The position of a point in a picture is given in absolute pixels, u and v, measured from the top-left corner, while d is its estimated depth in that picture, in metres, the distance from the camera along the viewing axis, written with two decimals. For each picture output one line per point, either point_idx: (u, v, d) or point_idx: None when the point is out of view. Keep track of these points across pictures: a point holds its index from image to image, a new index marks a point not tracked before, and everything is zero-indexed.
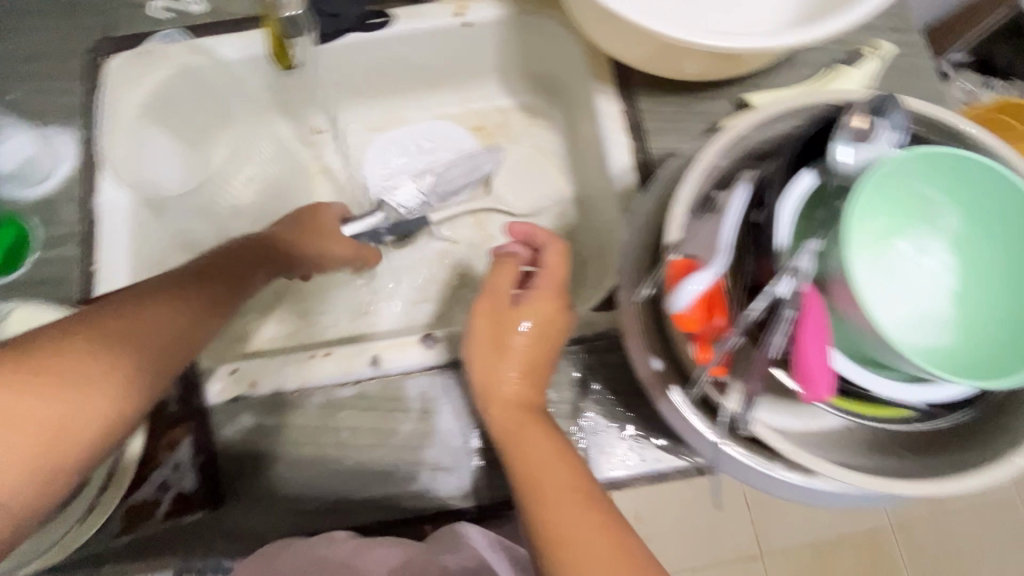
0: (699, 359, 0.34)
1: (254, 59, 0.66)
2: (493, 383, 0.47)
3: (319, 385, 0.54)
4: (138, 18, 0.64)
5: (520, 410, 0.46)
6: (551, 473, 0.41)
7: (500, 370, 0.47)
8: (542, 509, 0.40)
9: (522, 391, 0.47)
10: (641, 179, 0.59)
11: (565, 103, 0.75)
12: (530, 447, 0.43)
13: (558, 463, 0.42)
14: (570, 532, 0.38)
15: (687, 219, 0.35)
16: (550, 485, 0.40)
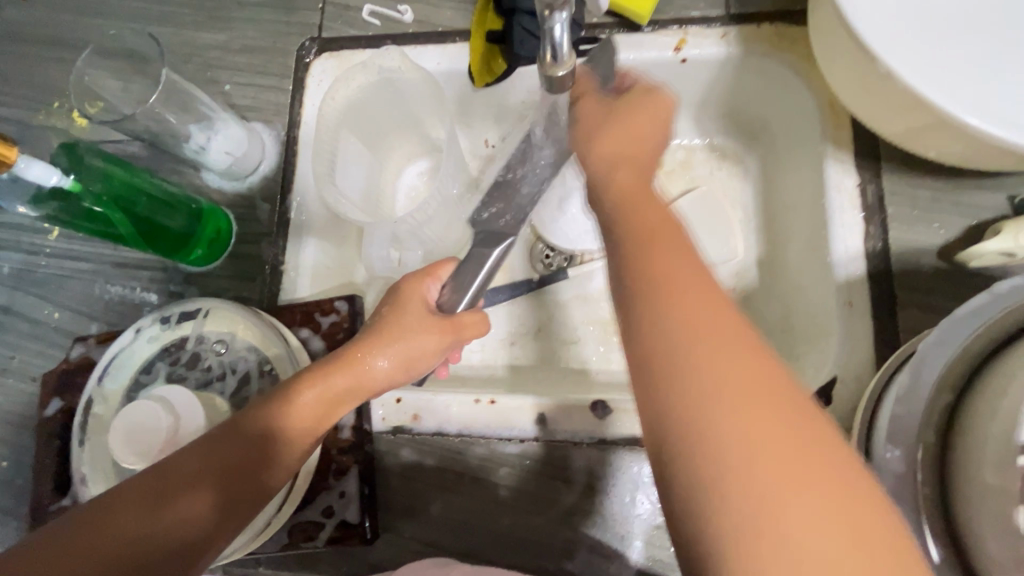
0: None
1: (453, 72, 0.63)
2: (650, 247, 0.35)
3: (482, 436, 0.52)
4: (350, 21, 0.64)
5: (691, 289, 0.33)
6: (744, 374, 0.29)
7: (660, 244, 0.36)
8: (713, 416, 0.29)
9: (673, 267, 0.34)
10: (873, 272, 0.50)
11: (769, 153, 0.66)
12: (706, 331, 0.31)
13: (745, 365, 0.30)
14: (766, 454, 0.27)
15: None
16: (735, 389, 0.29)
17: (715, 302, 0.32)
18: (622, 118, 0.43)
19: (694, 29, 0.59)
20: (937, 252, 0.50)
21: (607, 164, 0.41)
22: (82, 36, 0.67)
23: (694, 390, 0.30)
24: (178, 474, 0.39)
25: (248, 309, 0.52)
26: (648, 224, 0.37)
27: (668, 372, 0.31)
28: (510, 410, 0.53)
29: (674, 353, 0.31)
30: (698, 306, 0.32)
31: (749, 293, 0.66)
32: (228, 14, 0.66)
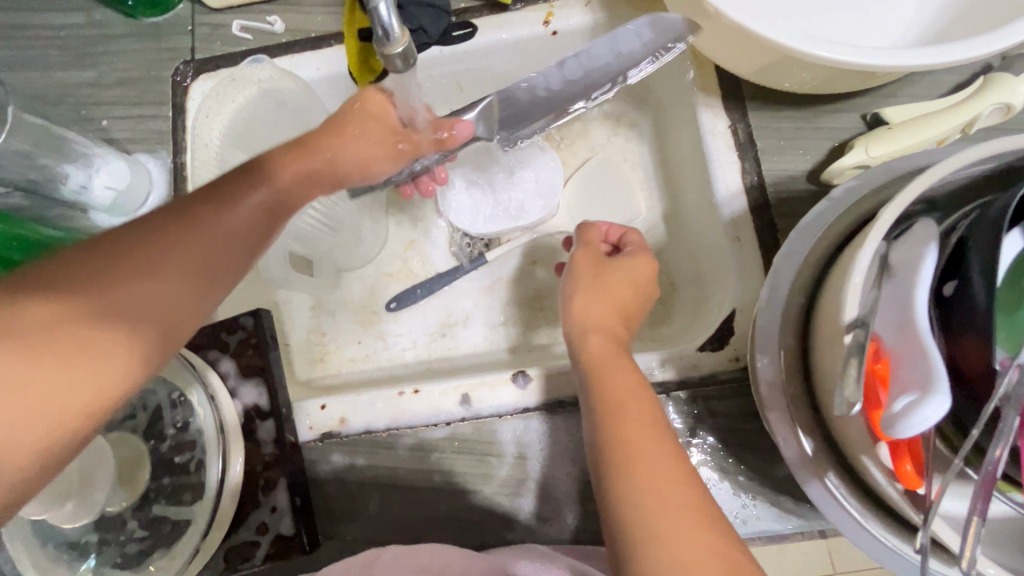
0: (900, 474, 0.29)
1: (334, 76, 0.64)
2: (603, 374, 0.40)
3: (410, 425, 0.53)
4: (222, 39, 0.63)
5: (641, 424, 0.36)
6: (671, 484, 0.33)
7: (611, 368, 0.40)
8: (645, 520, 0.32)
9: (626, 388, 0.38)
10: (753, 205, 0.53)
11: (656, 111, 0.69)
12: (642, 450, 0.34)
13: (673, 477, 0.33)
14: (682, 547, 0.30)
15: (865, 294, 0.30)
16: (659, 499, 0.32)
17: (651, 417, 0.36)
18: (608, 269, 0.48)
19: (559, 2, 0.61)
20: (806, 176, 0.53)
21: (580, 300, 0.46)
22: None
23: (628, 484, 0.33)
24: (61, 310, 0.32)
25: None
26: (603, 349, 0.42)
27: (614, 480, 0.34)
28: (433, 394, 0.53)
29: (614, 466, 0.34)
30: (639, 431, 0.35)
31: (660, 248, 0.69)
32: (94, 48, 0.64)
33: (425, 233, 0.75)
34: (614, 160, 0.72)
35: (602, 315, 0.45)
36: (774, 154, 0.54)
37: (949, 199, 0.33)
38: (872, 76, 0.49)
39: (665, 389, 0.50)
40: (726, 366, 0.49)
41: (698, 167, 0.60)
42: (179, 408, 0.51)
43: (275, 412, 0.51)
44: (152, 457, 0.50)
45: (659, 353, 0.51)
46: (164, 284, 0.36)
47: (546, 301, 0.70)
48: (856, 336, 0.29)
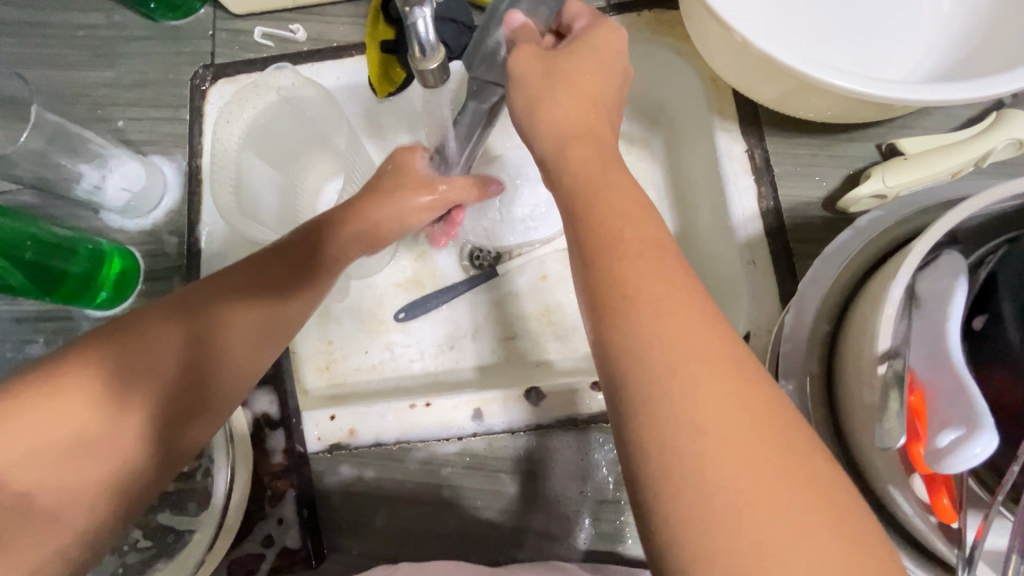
0: (936, 507, 0.29)
1: (354, 86, 0.64)
2: (621, 249, 0.32)
3: (422, 439, 0.52)
4: (242, 45, 0.63)
5: (661, 276, 0.31)
6: (735, 394, 0.28)
7: (634, 246, 0.32)
8: (710, 448, 0.27)
9: (653, 272, 0.31)
10: (770, 229, 0.53)
11: (670, 132, 0.70)
12: (689, 359, 0.28)
13: (733, 381, 0.28)
14: (724, 416, 0.27)
15: (898, 323, 0.30)
16: (721, 418, 0.27)
17: (676, 271, 0.31)
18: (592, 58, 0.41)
19: None
20: (822, 203, 0.53)
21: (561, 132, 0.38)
22: None
23: (651, 346, 0.29)
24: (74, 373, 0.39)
25: None
26: (613, 229, 0.33)
27: (658, 407, 0.28)
28: (444, 408, 0.52)
29: (664, 389, 0.28)
30: (678, 328, 0.29)
31: None
32: (113, 49, 0.64)
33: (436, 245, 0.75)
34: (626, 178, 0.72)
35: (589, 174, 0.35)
36: (790, 180, 0.55)
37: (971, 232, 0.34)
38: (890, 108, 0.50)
39: None
40: None
41: (709, 190, 0.61)
42: None
43: (285, 421, 0.51)
44: None
45: None
46: (158, 343, 0.43)
47: (556, 317, 0.71)
48: (890, 368, 0.30)
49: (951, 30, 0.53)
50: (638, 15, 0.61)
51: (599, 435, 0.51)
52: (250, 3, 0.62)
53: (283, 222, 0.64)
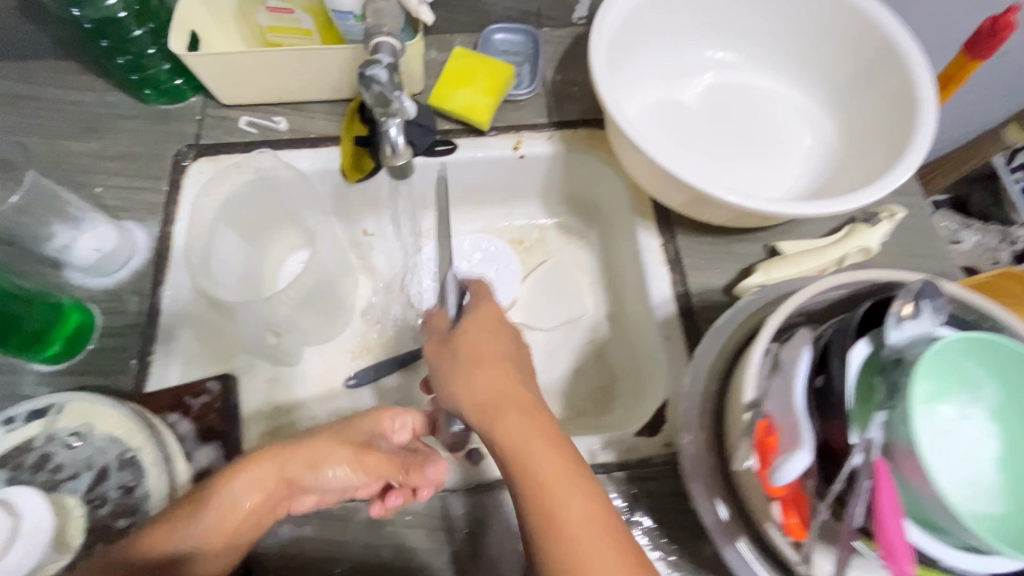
0: (791, 525, 0.38)
1: (326, 170, 0.71)
2: (480, 359, 0.49)
3: (366, 496, 0.54)
4: (227, 130, 0.71)
5: (512, 376, 0.48)
6: (564, 481, 0.41)
7: (489, 356, 0.49)
8: (557, 513, 0.40)
9: (504, 372, 0.48)
10: (681, 310, 0.63)
11: (604, 227, 0.81)
12: (541, 464, 0.42)
13: (553, 439, 0.43)
14: (553, 463, 0.42)
15: (761, 380, 0.39)
16: (558, 496, 0.41)
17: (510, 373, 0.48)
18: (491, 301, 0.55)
19: (527, 133, 0.73)
20: (722, 290, 0.64)
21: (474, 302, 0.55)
22: None
23: (505, 415, 0.45)
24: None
25: (105, 402, 0.52)
26: (494, 384, 0.47)
27: (512, 453, 0.43)
28: (390, 468, 0.55)
29: (528, 486, 0.41)
30: (538, 442, 0.43)
31: (605, 343, 0.77)
32: (103, 125, 0.70)
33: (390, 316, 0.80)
34: (564, 263, 0.82)
35: (477, 353, 0.49)
36: (699, 271, 0.65)
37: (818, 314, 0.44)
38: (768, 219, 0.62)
39: (606, 469, 0.55)
40: (660, 450, 0.55)
41: (631, 278, 0.72)
42: (128, 470, 0.50)
43: None
44: (89, 522, 0.48)
45: (601, 436, 0.57)
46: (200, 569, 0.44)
47: None
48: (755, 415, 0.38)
49: (814, 164, 0.67)
50: (575, 131, 0.74)
51: None
52: (237, 92, 0.69)
53: (244, 288, 0.68)
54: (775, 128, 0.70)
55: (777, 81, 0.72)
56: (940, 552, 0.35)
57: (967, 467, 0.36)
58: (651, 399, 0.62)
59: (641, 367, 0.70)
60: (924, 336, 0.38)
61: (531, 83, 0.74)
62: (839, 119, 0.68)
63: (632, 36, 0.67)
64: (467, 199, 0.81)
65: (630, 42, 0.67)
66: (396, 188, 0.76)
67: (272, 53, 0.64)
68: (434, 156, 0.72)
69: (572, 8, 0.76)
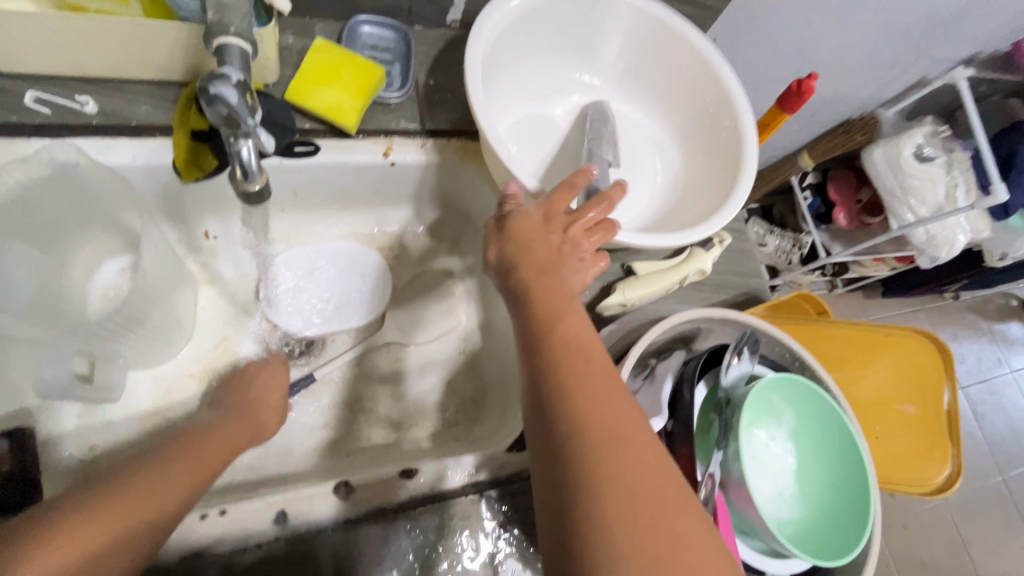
0: None
1: (154, 167, 0.60)
2: (551, 315, 0.44)
3: (217, 551, 0.49)
4: (5, 106, 0.55)
5: (586, 350, 0.42)
6: (627, 436, 0.38)
7: (554, 319, 0.44)
8: (616, 491, 0.35)
9: (576, 341, 0.42)
10: None
11: (476, 237, 0.81)
12: (599, 397, 0.39)
13: (627, 428, 0.38)
14: (620, 458, 0.36)
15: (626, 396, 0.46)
16: (615, 473, 0.36)
17: (587, 347, 0.42)
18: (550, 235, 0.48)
19: (398, 139, 0.70)
20: (586, 307, 0.69)
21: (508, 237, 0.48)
22: None
23: (568, 390, 0.39)
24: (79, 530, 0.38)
25: None
26: (552, 322, 0.43)
27: (574, 431, 0.37)
28: (247, 515, 0.50)
29: (583, 438, 0.37)
30: (601, 396, 0.39)
31: (477, 352, 0.78)
32: None
33: (241, 331, 0.72)
34: (437, 272, 0.81)
35: (551, 301, 0.45)
36: None
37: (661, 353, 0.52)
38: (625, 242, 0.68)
39: (479, 488, 0.57)
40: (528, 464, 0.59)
41: None
42: None
43: None
44: None
45: (475, 457, 0.58)
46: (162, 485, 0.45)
47: (370, 403, 0.73)
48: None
49: (663, 192, 0.75)
50: (449, 139, 0.72)
51: (406, 522, 0.54)
52: (20, 61, 0.55)
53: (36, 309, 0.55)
54: (633, 155, 0.76)
55: (636, 110, 0.78)
56: (759, 561, 0.43)
57: (774, 481, 0.44)
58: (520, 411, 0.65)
59: (511, 379, 0.73)
60: (745, 375, 0.46)
61: (402, 86, 0.70)
62: (685, 153, 0.77)
63: (504, 55, 0.67)
64: (332, 202, 0.75)
65: (500, 60, 0.67)
66: None
67: (68, 20, 0.51)
68: (293, 158, 0.65)
69: (446, 11, 0.73)
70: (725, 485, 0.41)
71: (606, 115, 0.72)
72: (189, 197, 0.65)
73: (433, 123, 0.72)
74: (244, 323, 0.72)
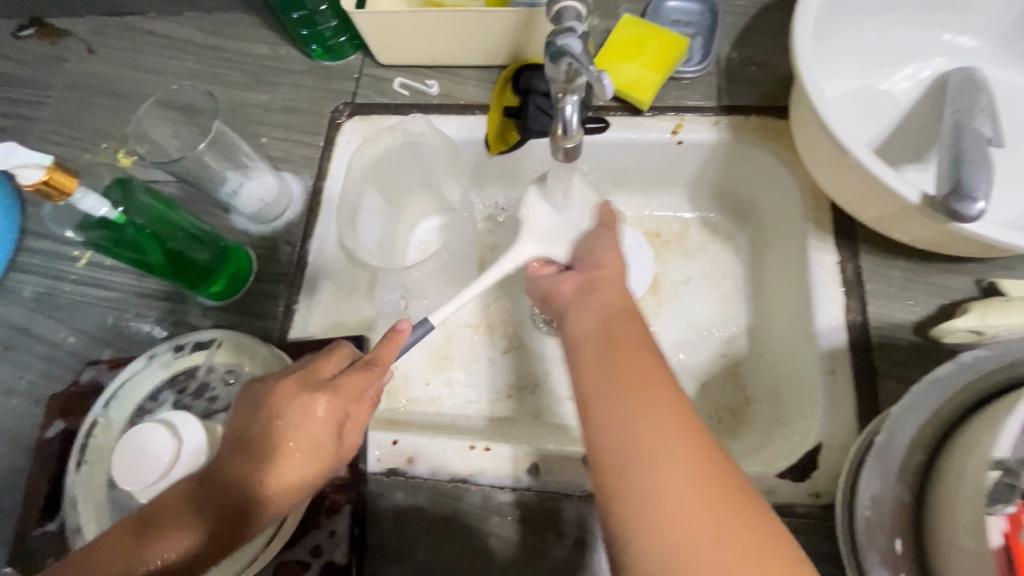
0: None
1: (471, 139, 0.69)
2: (609, 321, 0.49)
3: (477, 483, 0.53)
4: (381, 90, 0.71)
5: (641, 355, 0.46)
6: (676, 452, 0.40)
7: (617, 323, 0.49)
8: (676, 488, 0.39)
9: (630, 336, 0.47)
10: (854, 343, 0.54)
11: (757, 229, 0.72)
12: (645, 394, 0.43)
13: (681, 428, 0.41)
14: (685, 466, 0.39)
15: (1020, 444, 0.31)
16: (682, 473, 0.39)
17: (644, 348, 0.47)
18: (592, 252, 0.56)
19: (690, 116, 0.66)
20: (912, 327, 0.53)
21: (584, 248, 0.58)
22: (145, 93, 0.75)
23: (623, 395, 0.43)
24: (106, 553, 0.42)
25: (257, 343, 0.55)
26: (614, 330, 0.48)
27: (637, 436, 0.41)
28: (510, 458, 0.54)
29: (625, 453, 0.41)
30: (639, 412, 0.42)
31: (740, 359, 0.69)
32: (273, 77, 0.73)
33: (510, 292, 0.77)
34: (705, 265, 0.74)
35: (608, 325, 0.49)
36: (883, 296, 0.55)
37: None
38: (994, 251, 0.50)
39: None
40: (806, 501, 0.48)
41: (788, 292, 0.63)
42: None
43: None
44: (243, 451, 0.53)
45: None
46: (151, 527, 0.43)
47: None
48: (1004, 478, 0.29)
49: None
50: (747, 117, 0.65)
51: None
52: (396, 54, 0.69)
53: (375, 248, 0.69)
54: (1015, 138, 0.56)
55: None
56: None
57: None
58: (794, 435, 0.55)
59: (782, 397, 0.62)
60: None
61: (701, 60, 0.66)
62: None
63: (845, 12, 0.56)
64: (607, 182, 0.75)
65: (838, 19, 0.56)
66: (536, 163, 0.73)
67: (434, 14, 0.62)
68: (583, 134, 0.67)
69: None
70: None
71: (980, 83, 0.54)
72: (489, 168, 0.73)
73: (732, 100, 0.66)
74: (514, 286, 0.77)
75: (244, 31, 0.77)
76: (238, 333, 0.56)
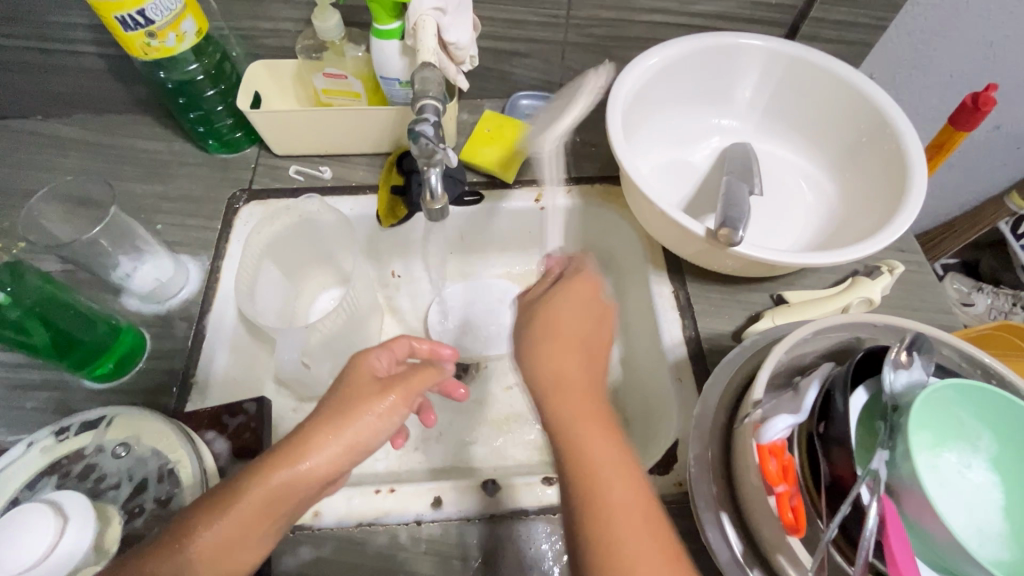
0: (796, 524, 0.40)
1: (364, 214, 0.77)
2: (557, 382, 0.47)
3: (384, 524, 0.56)
4: (278, 177, 0.78)
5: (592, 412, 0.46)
6: (625, 492, 0.42)
7: (565, 376, 0.48)
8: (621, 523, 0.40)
9: (581, 395, 0.46)
10: (692, 353, 0.66)
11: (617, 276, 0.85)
12: (596, 444, 0.44)
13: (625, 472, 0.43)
14: (625, 500, 0.41)
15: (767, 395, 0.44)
16: (627, 510, 0.41)
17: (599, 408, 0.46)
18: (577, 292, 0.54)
19: (548, 187, 0.80)
20: (732, 336, 0.67)
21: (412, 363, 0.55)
22: (29, 188, 0.76)
23: (578, 446, 0.44)
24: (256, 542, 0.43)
25: (153, 415, 0.55)
26: (566, 384, 0.47)
27: (594, 475, 0.42)
28: (412, 494, 0.57)
29: (583, 495, 0.42)
30: (613, 465, 0.43)
31: (617, 386, 0.79)
32: (169, 170, 0.78)
33: None
34: None
35: (560, 385, 0.47)
36: (708, 315, 0.69)
37: (806, 369, 0.48)
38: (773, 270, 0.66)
39: None
40: (670, 488, 0.57)
41: (643, 322, 0.75)
42: (166, 477, 0.53)
43: None
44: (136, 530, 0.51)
45: None
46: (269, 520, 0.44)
47: (516, 424, 0.77)
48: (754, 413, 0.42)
49: (814, 224, 0.72)
50: (592, 185, 0.80)
51: (546, 527, 0.56)
52: (290, 145, 0.78)
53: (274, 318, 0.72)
54: (779, 189, 0.75)
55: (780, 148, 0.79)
56: None
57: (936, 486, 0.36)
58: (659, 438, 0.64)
59: (650, 410, 0.72)
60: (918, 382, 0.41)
61: None
62: (842, 184, 0.73)
63: (646, 107, 0.74)
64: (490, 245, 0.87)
65: (643, 111, 0.74)
66: (425, 233, 0.82)
67: (322, 111, 0.72)
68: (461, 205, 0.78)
69: None
70: (895, 493, 0.39)
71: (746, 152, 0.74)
72: (383, 239, 0.82)
73: (579, 173, 0.81)
74: None
75: (139, 131, 0.82)
76: (131, 409, 0.56)
